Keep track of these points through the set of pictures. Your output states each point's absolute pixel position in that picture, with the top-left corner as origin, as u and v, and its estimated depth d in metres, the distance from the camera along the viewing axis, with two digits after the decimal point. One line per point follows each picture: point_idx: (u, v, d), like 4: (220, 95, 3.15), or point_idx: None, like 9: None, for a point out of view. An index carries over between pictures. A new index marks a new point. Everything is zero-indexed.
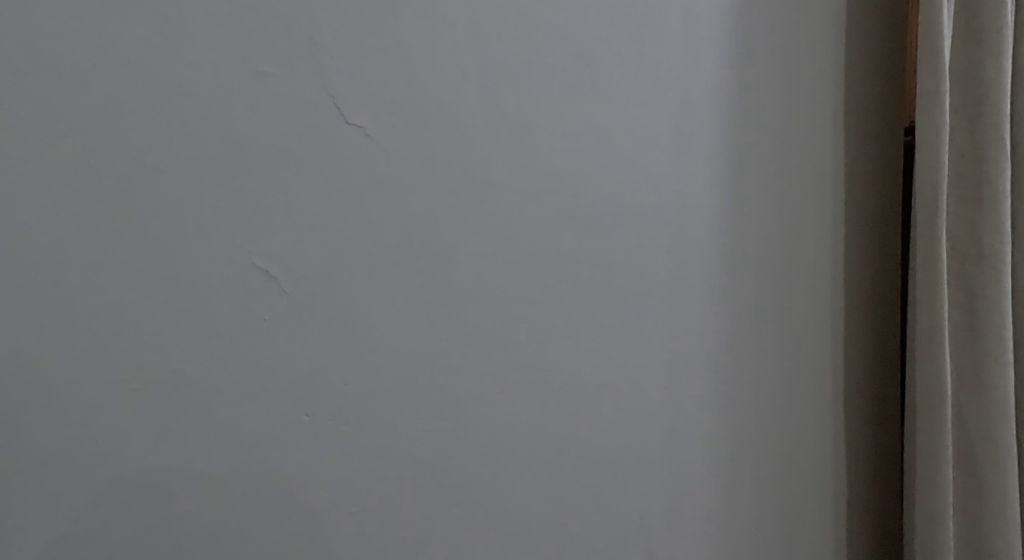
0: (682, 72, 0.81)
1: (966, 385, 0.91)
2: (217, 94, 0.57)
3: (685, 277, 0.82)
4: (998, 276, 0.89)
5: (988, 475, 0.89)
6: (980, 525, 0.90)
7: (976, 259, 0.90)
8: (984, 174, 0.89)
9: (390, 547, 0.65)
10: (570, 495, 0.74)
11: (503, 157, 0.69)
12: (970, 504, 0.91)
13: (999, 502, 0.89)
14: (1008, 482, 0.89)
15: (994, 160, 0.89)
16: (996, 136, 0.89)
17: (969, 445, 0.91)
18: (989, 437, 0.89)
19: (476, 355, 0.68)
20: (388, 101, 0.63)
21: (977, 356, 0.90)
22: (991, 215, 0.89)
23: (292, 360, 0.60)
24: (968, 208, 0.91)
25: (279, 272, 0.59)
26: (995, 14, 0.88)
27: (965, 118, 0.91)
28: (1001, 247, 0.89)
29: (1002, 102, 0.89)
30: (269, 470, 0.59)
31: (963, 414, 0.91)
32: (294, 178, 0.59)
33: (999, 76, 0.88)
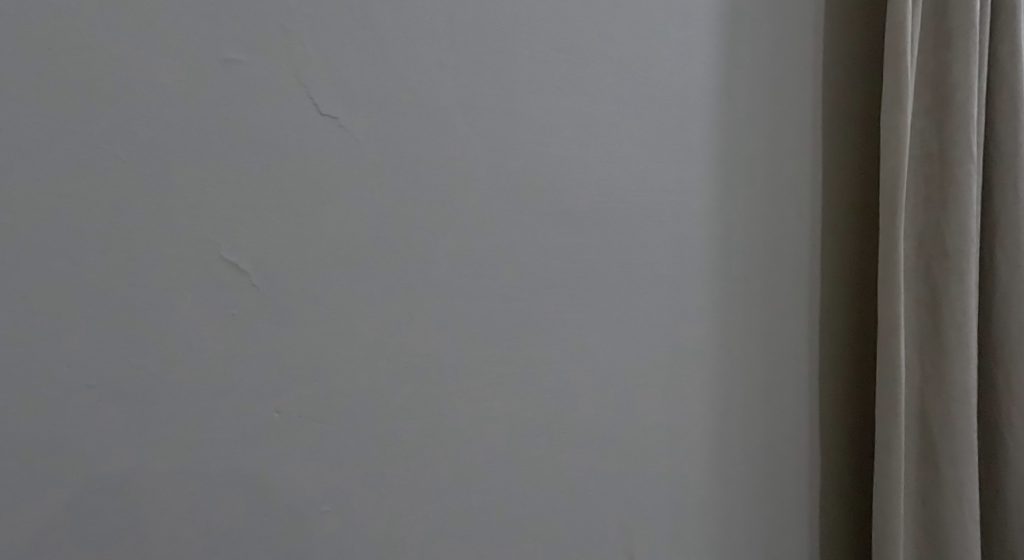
0: (665, 69, 0.80)
1: (929, 382, 0.92)
2: (184, 83, 0.55)
3: (666, 272, 0.81)
4: (960, 275, 0.90)
5: (948, 470, 0.90)
6: (939, 519, 0.91)
7: (942, 258, 0.91)
8: (949, 175, 0.91)
9: (369, 540, 0.64)
10: (549, 489, 0.74)
11: (481, 150, 0.68)
12: (931, 498, 0.92)
13: (957, 496, 0.90)
14: (968, 477, 0.90)
15: (959, 161, 0.90)
16: (961, 137, 0.90)
17: (931, 441, 0.92)
18: (950, 433, 0.90)
19: (453, 350, 0.67)
20: (363, 92, 0.62)
21: (939, 353, 0.91)
22: (955, 214, 0.90)
23: (261, 357, 0.58)
24: (933, 208, 0.92)
25: (249, 266, 0.57)
26: (962, 18, 0.89)
27: (933, 119, 0.92)
28: (965, 246, 0.90)
29: (969, 104, 0.90)
30: (245, 469, 0.58)
31: (924, 409, 0.92)
32: (272, 174, 0.58)
33: (966, 78, 0.90)
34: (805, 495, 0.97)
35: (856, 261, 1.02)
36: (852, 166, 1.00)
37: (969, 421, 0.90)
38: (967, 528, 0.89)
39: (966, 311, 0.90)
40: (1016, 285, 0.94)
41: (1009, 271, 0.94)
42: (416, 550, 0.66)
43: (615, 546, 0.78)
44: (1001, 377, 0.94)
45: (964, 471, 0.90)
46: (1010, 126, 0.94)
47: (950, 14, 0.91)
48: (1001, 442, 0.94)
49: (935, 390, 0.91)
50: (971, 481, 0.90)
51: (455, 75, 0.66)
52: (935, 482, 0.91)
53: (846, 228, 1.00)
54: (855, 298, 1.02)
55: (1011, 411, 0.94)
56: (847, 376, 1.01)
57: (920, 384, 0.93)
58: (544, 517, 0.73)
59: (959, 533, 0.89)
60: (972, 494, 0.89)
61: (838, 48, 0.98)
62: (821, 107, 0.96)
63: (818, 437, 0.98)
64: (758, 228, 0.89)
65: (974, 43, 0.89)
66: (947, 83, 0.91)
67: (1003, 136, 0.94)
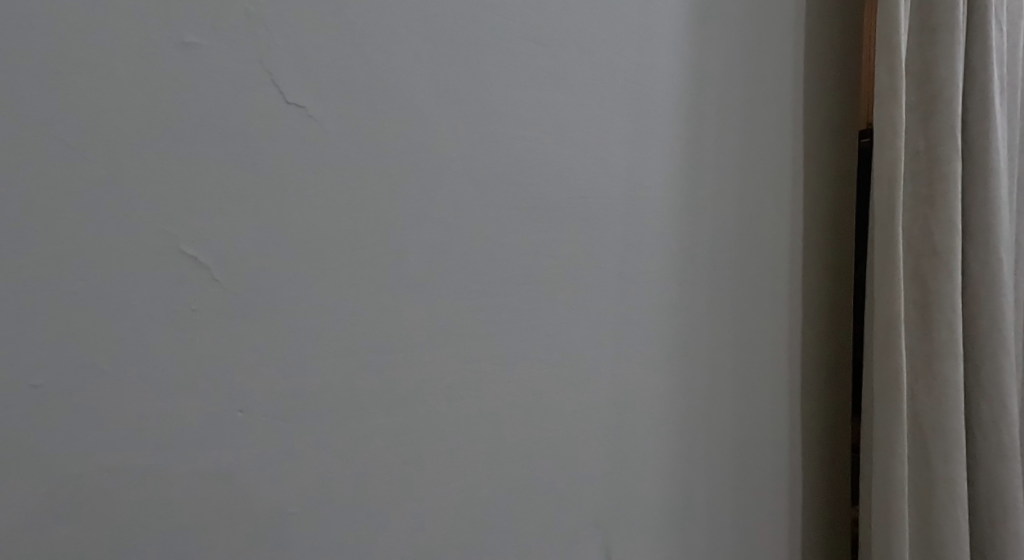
0: (640, 59, 0.79)
1: (918, 379, 0.92)
2: (139, 69, 0.53)
3: (641, 264, 0.80)
4: (948, 272, 0.90)
5: (940, 467, 0.90)
6: (932, 516, 0.91)
7: (930, 255, 0.91)
8: (936, 172, 0.91)
9: (341, 536, 0.62)
10: (523, 483, 0.72)
11: (453, 140, 0.66)
12: (922, 495, 0.92)
13: (949, 492, 0.90)
14: (958, 472, 0.90)
15: (946, 158, 0.90)
16: (947, 134, 0.90)
17: (921, 437, 0.92)
18: (940, 430, 0.90)
19: (424, 346, 0.65)
20: (330, 79, 0.60)
21: (929, 350, 0.91)
22: (943, 211, 0.90)
23: (224, 355, 0.57)
24: (921, 205, 0.92)
25: (210, 260, 0.56)
26: (946, 15, 0.89)
27: (918, 115, 0.92)
28: (952, 243, 0.90)
29: (954, 101, 0.90)
30: (208, 465, 0.57)
31: (915, 406, 0.92)
32: (235, 162, 0.56)
33: (950, 74, 0.90)
34: (784, 490, 0.96)
35: (835, 259, 1.01)
36: (831, 162, 1.00)
37: (958, 417, 0.90)
38: (959, 524, 0.90)
39: (953, 307, 0.90)
40: (988, 284, 0.94)
41: (980, 270, 0.95)
42: (389, 546, 0.65)
43: (591, 541, 0.77)
44: (980, 373, 0.95)
45: (955, 466, 0.90)
46: (982, 125, 0.94)
47: (933, 10, 0.90)
48: (982, 438, 0.95)
49: (925, 387, 0.91)
50: (961, 476, 0.90)
51: (427, 64, 0.65)
52: (925, 479, 0.91)
53: (824, 226, 0.99)
54: (834, 297, 1.01)
55: (980, 409, 0.95)
56: (826, 375, 1.01)
57: (911, 381, 0.92)
58: (517, 516, 0.72)
59: (952, 530, 0.90)
60: (962, 489, 0.90)
61: (817, 41, 0.97)
62: (799, 101, 0.95)
63: (797, 430, 0.97)
64: (737, 222, 0.89)
65: (957, 41, 0.89)
66: (933, 81, 0.91)
67: (975, 135, 0.94)
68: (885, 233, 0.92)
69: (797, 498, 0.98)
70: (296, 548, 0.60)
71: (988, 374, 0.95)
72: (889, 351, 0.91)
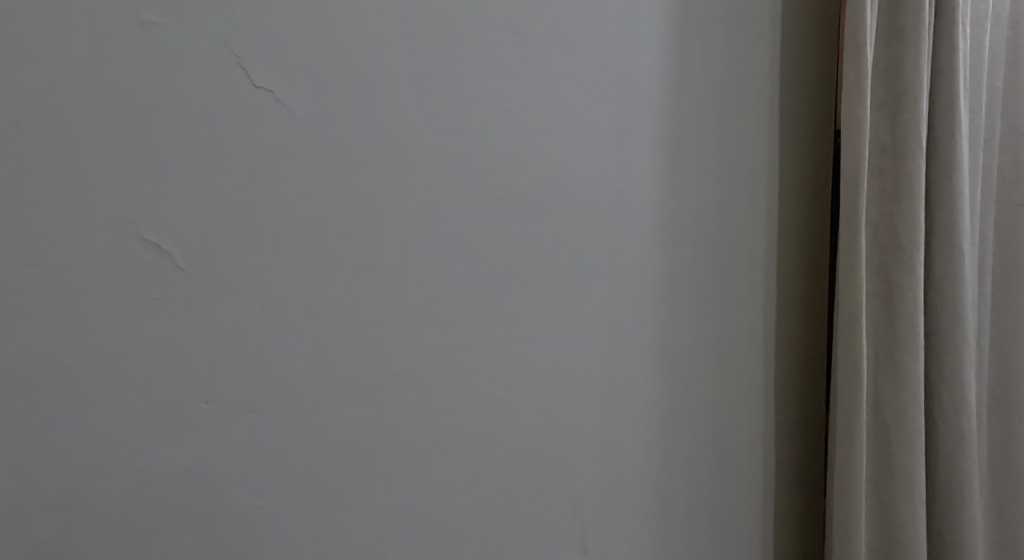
0: (618, 48, 0.78)
1: (880, 369, 0.94)
2: (96, 49, 0.52)
3: (618, 257, 0.79)
4: (911, 266, 0.92)
5: (899, 455, 0.93)
6: (891, 503, 0.93)
7: (894, 248, 0.93)
8: (901, 169, 0.92)
9: (311, 527, 0.61)
10: (498, 473, 0.72)
11: (429, 129, 0.65)
12: (883, 482, 0.94)
13: (907, 479, 0.92)
14: (916, 460, 0.92)
15: (910, 155, 0.92)
16: (912, 131, 0.92)
17: (883, 426, 0.94)
18: (899, 418, 0.93)
19: (399, 339, 0.65)
20: (300, 64, 0.59)
21: (892, 340, 0.93)
22: (907, 207, 0.92)
23: (188, 344, 0.55)
24: (886, 200, 0.94)
25: (172, 248, 0.54)
26: (913, 15, 0.91)
27: (885, 114, 0.94)
28: (915, 236, 0.92)
29: (918, 98, 0.92)
30: (171, 455, 0.55)
31: (879, 396, 0.95)
32: (199, 147, 0.55)
33: (915, 75, 0.91)
34: (757, 481, 0.96)
35: (807, 252, 1.01)
36: (805, 156, 1.00)
37: (918, 407, 0.92)
38: (916, 511, 0.92)
39: (915, 299, 0.92)
40: (951, 277, 0.99)
41: (943, 265, 0.99)
42: (361, 536, 0.64)
43: (568, 531, 0.77)
44: (940, 364, 1.00)
45: (913, 454, 0.92)
46: (946, 125, 0.98)
47: (902, 10, 0.92)
48: (942, 422, 1.00)
49: (886, 378, 0.94)
50: (919, 463, 0.92)
51: (401, 51, 0.64)
52: (885, 466, 0.94)
53: (801, 221, 1.00)
54: (809, 292, 1.02)
55: (941, 397, 1.00)
56: (801, 369, 1.01)
57: (874, 372, 0.95)
58: (490, 511, 0.71)
59: (909, 516, 0.92)
60: (920, 477, 0.93)
61: (793, 34, 0.97)
62: (774, 92, 0.95)
63: (771, 422, 0.98)
64: (714, 214, 0.88)
65: (922, 43, 0.91)
66: (898, 80, 0.93)
67: (940, 135, 0.98)
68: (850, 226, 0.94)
69: (770, 488, 0.98)
70: (267, 538, 0.59)
71: (950, 365, 0.99)
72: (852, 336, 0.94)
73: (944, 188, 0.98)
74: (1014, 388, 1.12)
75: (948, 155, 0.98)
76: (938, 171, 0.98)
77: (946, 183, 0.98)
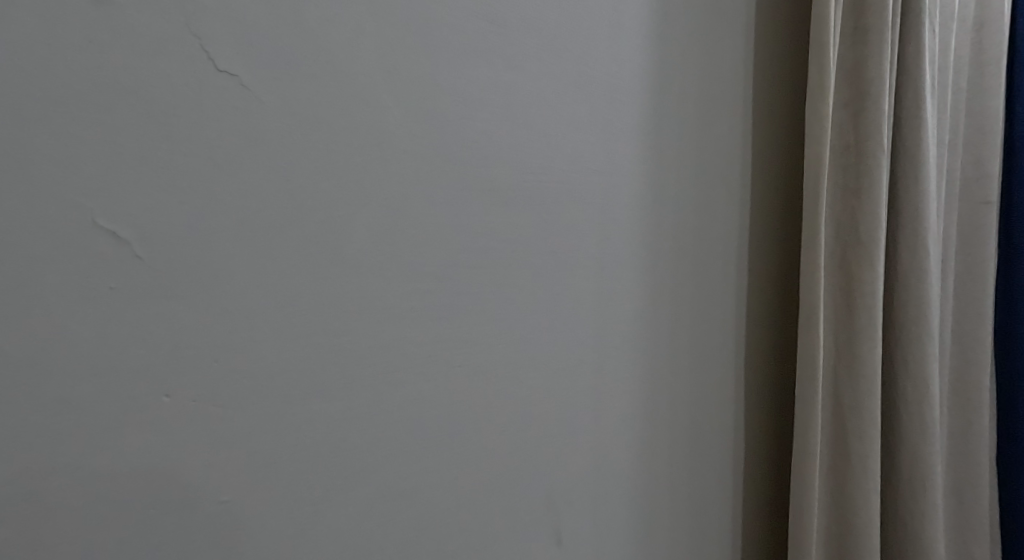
0: (594, 37, 0.77)
1: (840, 361, 0.97)
2: (48, 28, 0.50)
3: (592, 248, 0.78)
4: (871, 261, 0.94)
5: (855, 443, 0.96)
6: (846, 488, 0.97)
7: (855, 244, 0.95)
8: (863, 167, 0.95)
9: (275, 521, 0.60)
10: (468, 465, 0.71)
11: (401, 118, 0.64)
12: (840, 470, 0.97)
13: (862, 466, 0.95)
14: (872, 449, 0.95)
15: (873, 153, 0.94)
16: (876, 130, 0.94)
17: (841, 416, 0.97)
18: (857, 409, 0.95)
19: (371, 332, 0.63)
20: (265, 47, 0.57)
21: (852, 333, 0.95)
22: (868, 203, 0.94)
23: (149, 334, 0.54)
24: (849, 197, 0.96)
25: (129, 234, 0.53)
26: (877, 14, 0.93)
27: (849, 114, 0.96)
28: (876, 231, 0.94)
29: (882, 98, 0.93)
30: (129, 447, 0.54)
31: (837, 387, 0.97)
32: (156, 130, 0.53)
33: (879, 73, 0.93)
34: (728, 473, 0.96)
35: (778, 246, 1.01)
36: (777, 148, 1.00)
37: (874, 397, 0.95)
38: (870, 497, 0.95)
39: (874, 294, 0.94)
40: (916, 271, 0.99)
41: (909, 259, 1.00)
42: (328, 530, 0.62)
43: (541, 523, 0.76)
44: (905, 357, 1.01)
45: (869, 444, 0.95)
46: (913, 122, 0.99)
47: (866, 12, 0.94)
48: (904, 414, 1.01)
49: (846, 369, 0.96)
50: (875, 451, 0.95)
51: (372, 37, 0.62)
52: (843, 455, 0.97)
53: (771, 217, 0.99)
54: (780, 288, 1.01)
55: (905, 389, 1.01)
56: (771, 364, 1.01)
57: (834, 363, 0.97)
58: (460, 508, 0.70)
59: (862, 501, 0.95)
60: (875, 465, 0.95)
61: (766, 27, 0.96)
62: (747, 85, 0.94)
63: (741, 415, 0.98)
64: (689, 207, 0.88)
65: (886, 41, 0.93)
66: (863, 78, 0.94)
67: (906, 133, 0.99)
68: (809, 219, 0.93)
69: (740, 481, 0.98)
70: (230, 531, 0.58)
71: (914, 358, 1.00)
72: (809, 331, 0.92)
73: (908, 183, 0.99)
74: (975, 378, 1.16)
75: (915, 150, 0.99)
76: (903, 166, 1.00)
77: (911, 178, 0.99)
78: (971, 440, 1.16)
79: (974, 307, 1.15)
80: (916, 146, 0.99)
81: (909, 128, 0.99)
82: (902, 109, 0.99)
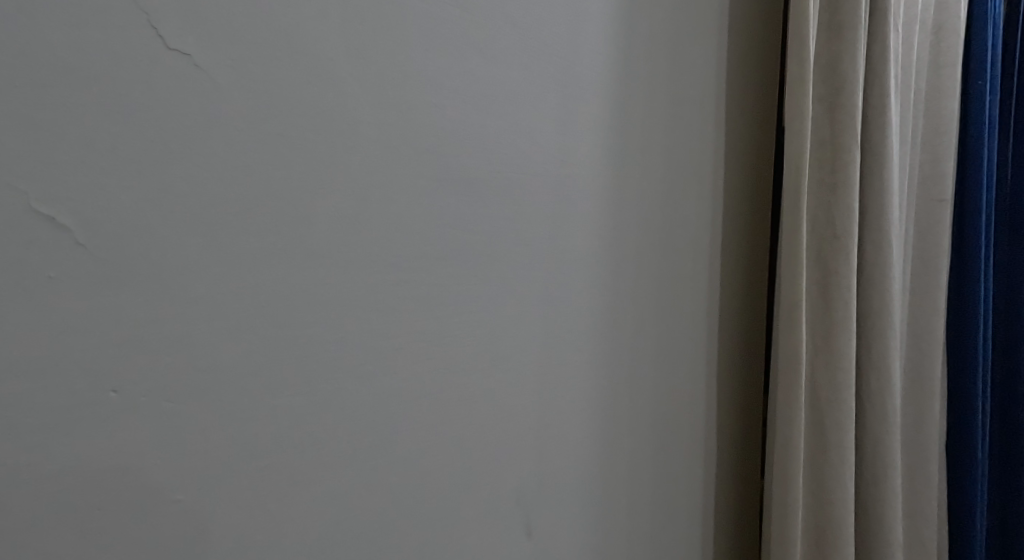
0: (562, 24, 0.76)
1: (818, 354, 0.96)
2: None
3: (563, 239, 0.77)
4: (846, 255, 0.94)
5: (832, 434, 0.95)
6: (822, 480, 0.96)
7: (831, 238, 0.95)
8: (838, 163, 0.94)
9: (232, 518, 0.58)
10: (434, 459, 0.69)
11: (367, 105, 0.62)
12: (816, 461, 0.96)
13: (840, 457, 0.95)
14: (846, 439, 0.95)
15: (847, 149, 0.93)
16: (849, 126, 0.93)
17: (817, 408, 0.96)
18: (834, 401, 0.95)
19: (333, 325, 0.62)
20: (222, 29, 0.55)
21: (827, 327, 0.95)
22: (843, 197, 0.94)
23: (93, 326, 0.52)
24: (824, 192, 0.95)
25: (71, 223, 0.50)
26: (849, 11, 0.92)
27: (823, 109, 0.95)
28: (850, 226, 0.94)
29: (856, 95, 0.93)
30: (73, 446, 0.51)
31: (814, 379, 0.96)
32: (101, 113, 0.51)
33: (852, 70, 0.93)
34: (697, 467, 0.95)
35: (748, 239, 1.00)
36: (748, 142, 0.99)
37: (849, 389, 0.95)
38: (846, 486, 0.95)
39: (849, 287, 0.94)
40: (881, 266, 1.00)
41: (874, 255, 1.00)
42: (290, 525, 0.60)
43: (509, 516, 0.75)
44: (868, 350, 1.01)
45: (844, 434, 0.95)
46: (878, 118, 0.98)
47: (838, 9, 0.93)
48: (869, 405, 1.01)
49: (821, 360, 0.95)
50: (849, 442, 0.95)
51: (336, 21, 0.60)
52: (818, 447, 0.96)
53: (741, 211, 0.98)
54: (749, 282, 1.01)
55: (869, 381, 1.01)
56: (741, 361, 1.01)
57: (812, 356, 0.96)
58: (423, 509, 0.69)
59: (839, 492, 0.95)
60: (850, 455, 0.95)
61: (739, 21, 0.95)
62: (719, 79, 0.93)
63: (710, 409, 0.96)
64: (660, 199, 0.87)
65: (859, 39, 0.92)
66: (837, 75, 0.94)
67: (872, 130, 0.99)
68: (790, 213, 0.92)
69: (708, 475, 0.97)
70: (184, 529, 0.56)
71: (878, 351, 1.00)
72: (791, 324, 0.92)
73: (875, 178, 0.99)
74: (927, 365, 1.15)
75: (882, 145, 0.98)
76: (871, 163, 0.99)
77: (879, 174, 0.99)
78: (924, 427, 1.15)
79: (931, 299, 1.16)
80: (883, 142, 0.98)
81: (875, 124, 0.99)
82: (869, 106, 0.99)
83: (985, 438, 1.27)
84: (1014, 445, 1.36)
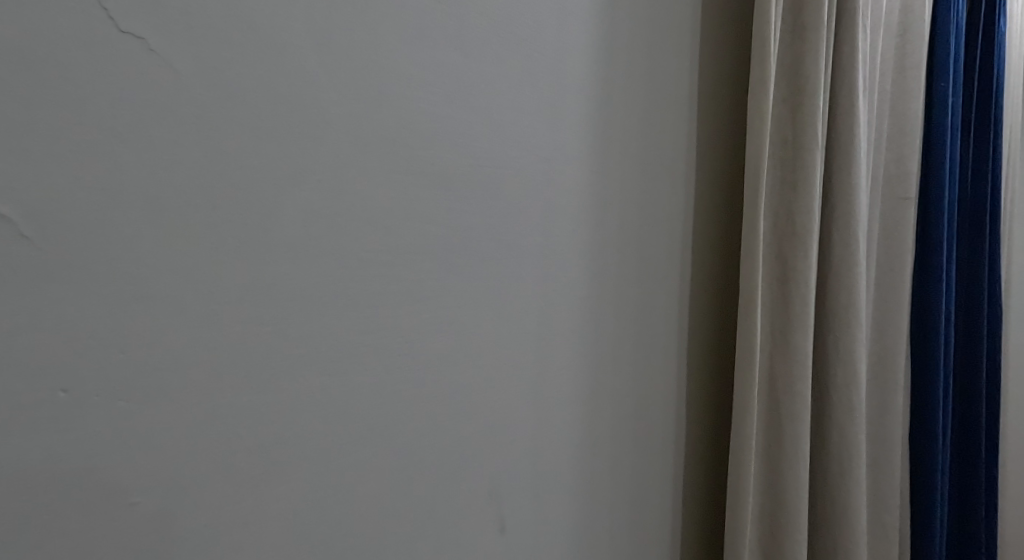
0: (536, 16, 0.74)
1: (775, 346, 0.95)
2: None
3: (533, 233, 0.75)
4: (805, 249, 0.93)
5: (787, 426, 0.95)
6: (777, 472, 0.95)
7: (790, 233, 0.94)
8: (800, 160, 0.93)
9: (189, 519, 0.55)
10: (400, 458, 0.67)
11: (333, 95, 0.60)
12: (772, 452, 0.96)
13: (794, 453, 0.94)
14: (800, 432, 0.94)
15: (808, 146, 0.93)
16: (812, 124, 0.92)
17: (773, 399, 0.96)
18: (790, 392, 0.94)
19: (295, 322, 0.59)
20: (180, 15, 0.53)
21: (785, 321, 0.94)
22: (803, 194, 0.93)
23: (39, 321, 0.49)
24: (786, 189, 0.94)
25: (16, 214, 0.48)
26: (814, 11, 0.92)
27: (786, 108, 0.94)
28: (810, 220, 0.93)
29: (818, 94, 0.92)
30: (19, 444, 0.49)
31: (772, 371, 0.95)
32: (47, 98, 0.49)
33: (815, 70, 0.92)
34: (666, 465, 0.94)
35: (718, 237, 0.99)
36: (719, 139, 0.98)
37: (805, 382, 0.94)
38: (798, 476, 0.95)
39: (807, 282, 0.94)
40: (846, 263, 0.99)
41: (841, 252, 0.99)
42: (250, 526, 0.58)
43: (478, 516, 0.73)
44: (833, 346, 1.01)
45: (798, 426, 0.94)
46: (846, 118, 0.98)
47: (804, 9, 0.93)
48: (833, 401, 1.01)
49: (780, 353, 0.95)
50: (802, 434, 0.94)
51: (301, 10, 0.58)
52: (775, 439, 0.96)
53: (712, 209, 0.98)
54: (719, 280, 1.00)
55: (834, 378, 1.01)
56: (709, 360, 1.00)
57: (769, 347, 0.96)
58: (389, 509, 0.67)
59: (791, 482, 0.95)
60: (802, 446, 0.95)
61: (711, 19, 0.94)
62: (692, 76, 0.92)
63: (680, 409, 0.96)
64: (631, 195, 0.85)
65: (821, 39, 0.92)
66: (801, 74, 0.93)
67: (840, 129, 0.99)
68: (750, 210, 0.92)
69: (677, 475, 0.96)
70: (139, 529, 0.53)
71: (845, 348, 1.00)
72: (746, 320, 0.92)
73: (844, 176, 0.99)
74: (891, 357, 1.15)
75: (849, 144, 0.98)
76: (839, 161, 0.99)
77: (848, 172, 0.98)
78: (887, 421, 1.15)
79: (893, 293, 1.15)
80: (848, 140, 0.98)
81: (842, 124, 0.99)
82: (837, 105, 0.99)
83: (947, 436, 1.28)
84: (976, 444, 1.37)
